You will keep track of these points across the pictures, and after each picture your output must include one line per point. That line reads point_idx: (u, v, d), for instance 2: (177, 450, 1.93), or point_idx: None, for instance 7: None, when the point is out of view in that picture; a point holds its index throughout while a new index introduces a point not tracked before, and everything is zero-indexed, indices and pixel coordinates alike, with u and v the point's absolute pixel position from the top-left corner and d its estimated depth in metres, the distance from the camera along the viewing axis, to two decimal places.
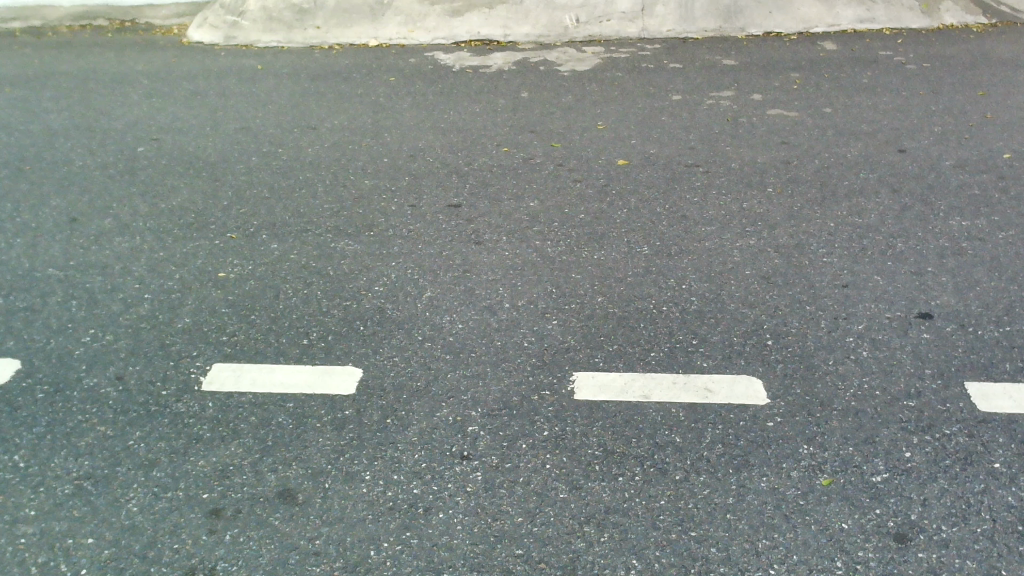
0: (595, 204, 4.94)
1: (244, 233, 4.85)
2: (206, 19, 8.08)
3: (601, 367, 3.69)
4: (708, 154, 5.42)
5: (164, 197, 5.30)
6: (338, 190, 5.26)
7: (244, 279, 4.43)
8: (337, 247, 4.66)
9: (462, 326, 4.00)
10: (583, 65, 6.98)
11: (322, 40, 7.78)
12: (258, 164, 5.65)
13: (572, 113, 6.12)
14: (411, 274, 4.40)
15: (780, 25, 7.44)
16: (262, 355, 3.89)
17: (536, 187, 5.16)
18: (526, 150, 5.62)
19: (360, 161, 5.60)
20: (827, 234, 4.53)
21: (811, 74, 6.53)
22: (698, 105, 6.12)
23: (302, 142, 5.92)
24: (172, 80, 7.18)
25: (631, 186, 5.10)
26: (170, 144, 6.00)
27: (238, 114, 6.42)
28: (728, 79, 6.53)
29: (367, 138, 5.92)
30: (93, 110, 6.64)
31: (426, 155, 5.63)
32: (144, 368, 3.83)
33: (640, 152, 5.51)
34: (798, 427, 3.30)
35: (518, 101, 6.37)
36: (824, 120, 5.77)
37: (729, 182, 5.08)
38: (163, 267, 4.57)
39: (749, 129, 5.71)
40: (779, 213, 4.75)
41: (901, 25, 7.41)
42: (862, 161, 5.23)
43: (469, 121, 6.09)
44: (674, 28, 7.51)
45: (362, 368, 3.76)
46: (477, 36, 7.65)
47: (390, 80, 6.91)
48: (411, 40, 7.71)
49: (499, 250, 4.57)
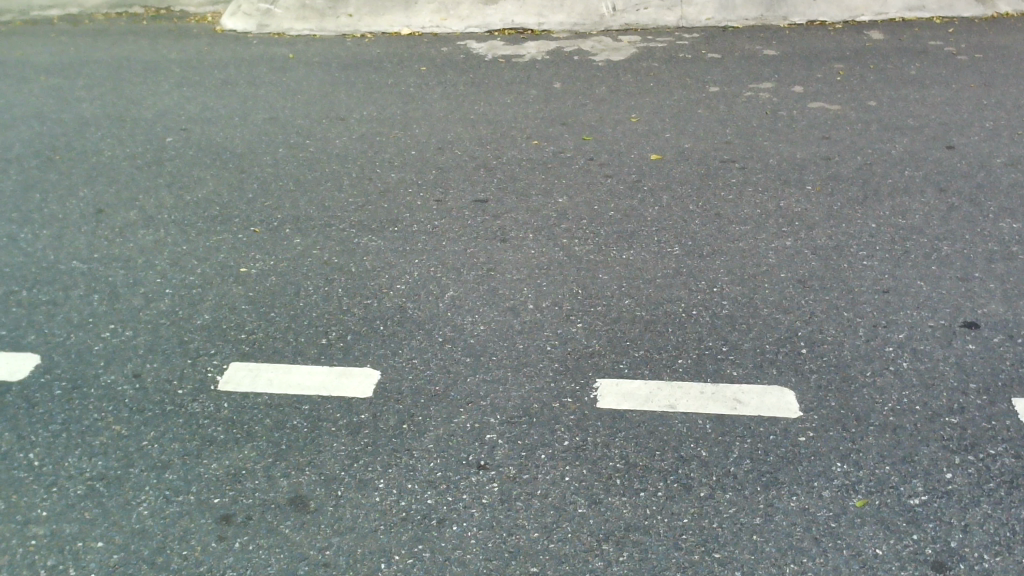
0: (626, 201, 4.79)
1: (267, 227, 4.79)
2: (239, 7, 8.04)
3: (626, 373, 3.56)
4: (745, 149, 5.23)
5: (189, 188, 5.26)
6: (363, 183, 5.17)
7: (266, 275, 4.37)
8: (361, 242, 4.58)
9: (484, 327, 3.89)
10: (618, 55, 6.80)
11: (354, 29, 7.69)
12: (285, 155, 5.59)
13: (605, 105, 5.96)
14: (434, 272, 4.29)
15: (825, 14, 7.18)
16: (280, 354, 3.82)
17: (565, 182, 5.02)
18: (556, 143, 5.48)
19: (387, 153, 5.50)
20: (868, 235, 4.33)
21: (856, 65, 6.28)
22: (736, 98, 5.92)
23: (330, 133, 5.84)
24: (204, 69, 7.15)
25: (664, 183, 4.93)
26: (198, 134, 5.97)
27: (268, 105, 6.37)
28: (768, 70, 6.31)
29: (396, 129, 5.83)
30: (125, 99, 6.64)
31: (455, 147, 5.52)
32: (161, 365, 3.79)
33: (674, 146, 5.34)
34: (832, 442, 3.14)
35: (550, 92, 6.22)
36: (868, 114, 5.54)
37: (766, 179, 4.89)
38: (185, 261, 4.53)
39: (789, 123, 5.50)
40: (818, 212, 4.55)
41: (953, 13, 7.09)
42: (907, 158, 5.00)
43: (499, 113, 5.96)
44: (713, 16, 7.29)
45: (381, 371, 3.67)
46: (511, 25, 7.50)
47: (421, 70, 6.80)
48: (443, 29, 7.58)
49: (525, 247, 4.44)
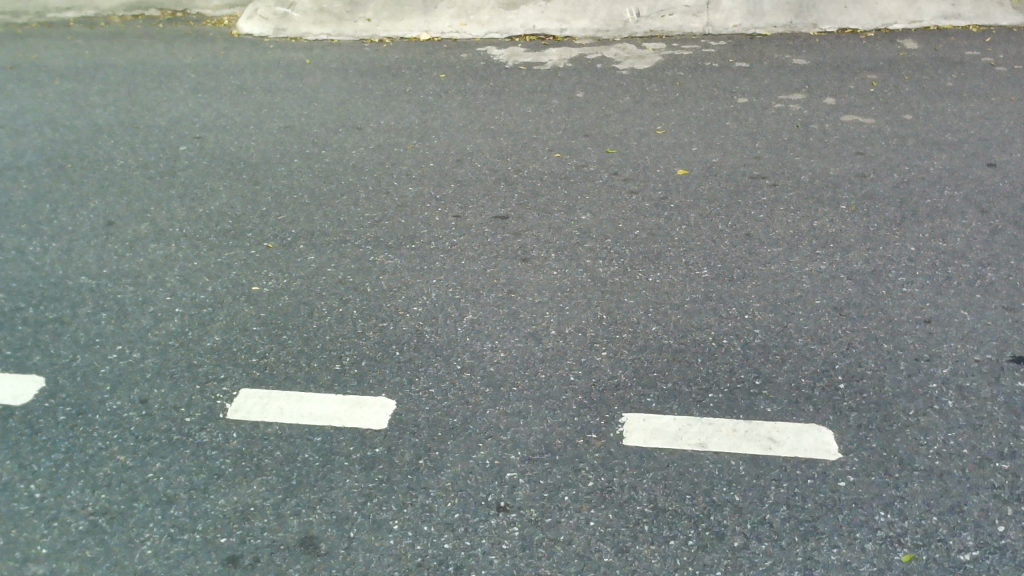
0: (652, 219, 4.61)
1: (281, 243, 4.64)
2: (256, 10, 7.93)
3: (654, 408, 3.39)
4: (775, 164, 5.04)
5: (201, 200, 5.12)
6: (380, 197, 5.02)
7: (278, 294, 4.22)
8: (376, 260, 4.42)
9: (504, 355, 3.72)
10: (642, 63, 6.61)
11: (372, 33, 7.56)
12: (299, 166, 5.44)
13: (630, 116, 5.78)
14: (452, 293, 4.13)
15: (856, 22, 6.96)
16: (292, 381, 3.67)
17: (588, 198, 4.84)
18: (578, 157, 5.30)
19: (405, 165, 5.35)
20: (907, 259, 4.13)
21: (890, 75, 6.06)
22: (766, 109, 5.72)
23: (346, 143, 5.69)
24: (219, 74, 7.02)
25: (691, 200, 4.75)
26: (212, 143, 5.84)
27: (284, 112, 6.23)
28: (798, 80, 6.10)
29: (414, 140, 5.67)
30: (139, 105, 6.53)
31: (474, 160, 5.36)
32: (169, 392, 3.65)
33: (701, 160, 5.15)
34: (874, 488, 2.96)
35: (572, 102, 6.04)
36: (904, 128, 5.33)
37: (798, 197, 4.70)
38: (196, 278, 4.39)
39: (821, 137, 5.30)
40: (854, 233, 4.35)
41: (990, 21, 6.84)
42: (946, 177, 4.79)
43: (520, 123, 5.79)
44: (740, 23, 7.10)
45: (396, 401, 3.51)
46: (532, 30, 7.33)
47: (440, 77, 6.64)
48: (463, 34, 7.43)
49: (547, 268, 4.27)
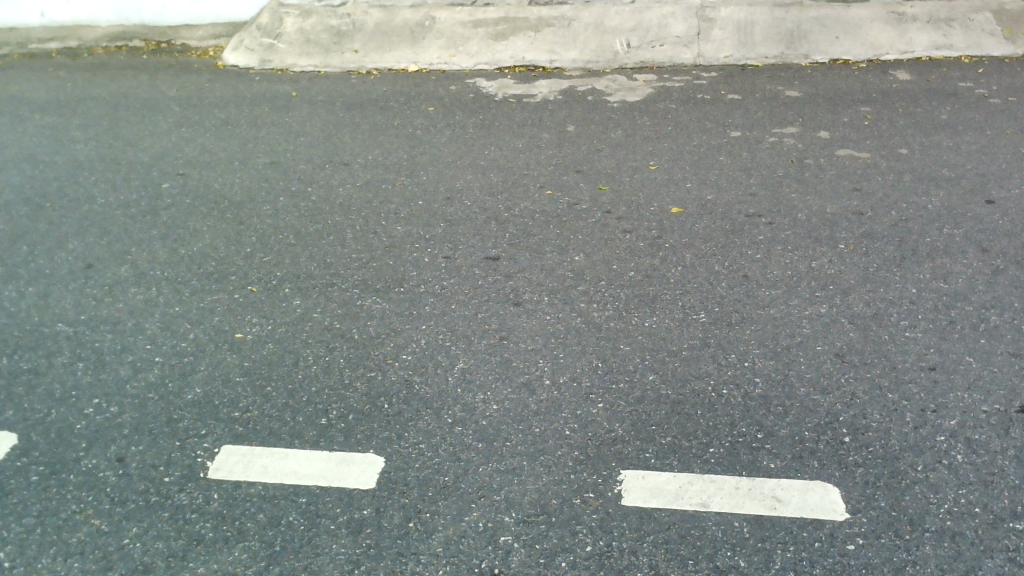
0: (646, 260, 4.51)
1: (265, 286, 4.51)
2: (242, 42, 7.87)
3: (653, 464, 3.26)
4: (771, 202, 4.95)
5: (184, 241, 4.99)
6: (368, 237, 4.90)
7: (262, 342, 4.08)
8: (364, 305, 4.30)
9: (497, 407, 3.59)
10: (633, 95, 6.54)
11: (360, 65, 7.48)
12: (285, 205, 5.32)
13: (622, 150, 5.69)
14: (442, 341, 4.01)
15: (847, 53, 6.92)
16: (275, 436, 3.52)
17: (581, 238, 4.74)
18: (570, 194, 5.20)
19: (393, 203, 5.23)
20: (908, 302, 4.03)
21: (884, 108, 6.00)
22: (759, 144, 5.64)
23: (333, 180, 5.58)
24: (204, 108, 6.91)
25: (687, 240, 4.65)
26: (195, 180, 5.71)
27: (269, 147, 6.12)
28: (791, 113, 6.03)
29: (403, 176, 5.56)
30: (121, 140, 6.40)
31: (464, 197, 5.25)
32: (147, 449, 3.50)
33: (695, 197, 5.06)
34: (884, 552, 2.85)
35: (563, 136, 5.95)
36: (900, 163, 5.25)
37: (795, 235, 4.60)
38: (177, 325, 4.25)
39: (816, 173, 5.22)
40: (853, 274, 4.26)
41: (982, 52, 6.81)
42: (944, 214, 4.71)
43: (510, 159, 5.69)
44: (731, 54, 7.05)
45: (384, 457, 3.37)
46: (521, 62, 7.27)
47: (428, 110, 6.54)
48: (452, 65, 7.36)
49: (540, 313, 4.15)
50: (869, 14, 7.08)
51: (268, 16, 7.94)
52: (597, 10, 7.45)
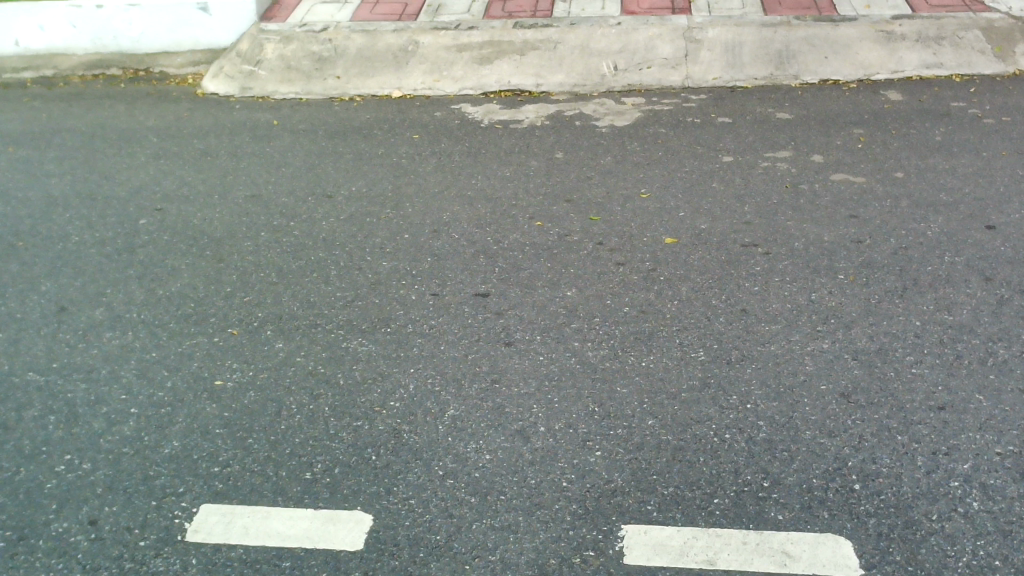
0: (642, 294, 4.37)
1: (246, 328, 4.35)
2: (222, 69, 7.73)
3: (655, 518, 3.11)
4: (767, 230, 4.82)
5: (162, 281, 4.81)
6: (353, 273, 4.75)
7: (243, 389, 3.91)
8: (350, 347, 4.14)
9: (490, 458, 3.42)
10: (622, 119, 6.43)
11: (342, 91, 7.32)
12: (267, 240, 5.16)
13: (613, 178, 5.56)
14: (432, 386, 3.85)
15: (837, 73, 6.83)
16: (257, 493, 3.35)
17: (573, 272, 4.60)
18: (561, 225, 5.06)
19: (379, 237, 5.08)
20: (913, 335, 3.90)
21: (876, 130, 5.91)
22: (752, 169, 5.53)
23: (317, 213, 5.42)
24: (182, 138, 6.74)
25: (682, 272, 4.52)
26: (174, 215, 5.54)
27: (250, 179, 5.95)
28: (783, 136, 5.93)
29: (388, 209, 5.40)
30: (97, 173, 6.22)
31: (452, 230, 5.10)
32: (121, 510, 3.31)
33: (689, 227, 4.93)
34: None
35: (552, 164, 5.82)
36: (897, 188, 5.14)
37: (794, 266, 4.48)
38: (154, 372, 4.07)
39: (812, 199, 5.10)
40: (855, 307, 4.13)
41: (973, 70, 6.73)
42: (944, 241, 4.59)
43: (498, 188, 5.55)
44: (720, 76, 6.96)
45: (372, 515, 3.20)
46: (507, 86, 7.13)
47: (413, 137, 6.40)
48: (436, 90, 7.20)
49: (533, 353, 4.00)
50: (857, 32, 7.07)
51: (248, 42, 7.86)
52: (582, 32, 7.40)
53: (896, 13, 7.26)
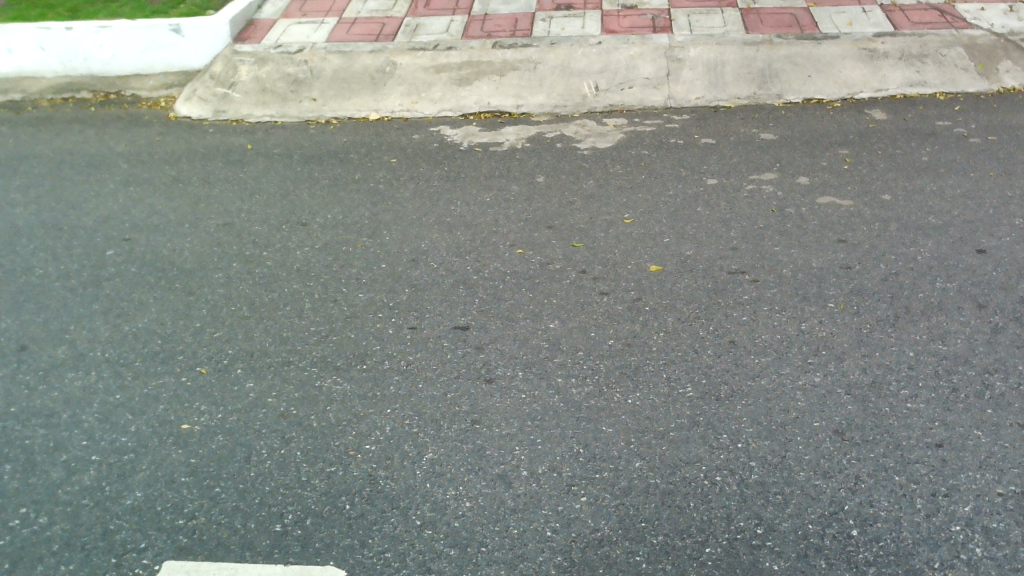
0: (627, 325, 4.23)
1: (216, 367, 4.16)
2: (195, 91, 7.56)
3: (644, 569, 2.95)
4: (754, 257, 4.70)
5: (128, 316, 4.62)
6: (328, 306, 4.58)
7: (211, 433, 3.73)
8: (324, 386, 3.97)
9: (470, 505, 3.26)
10: (604, 141, 6.31)
11: (318, 113, 7.16)
12: (239, 271, 4.98)
13: (595, 202, 5.43)
14: (409, 427, 3.68)
15: (821, 92, 6.75)
16: (224, 548, 3.17)
17: (556, 302, 4.45)
18: (542, 252, 4.91)
19: (354, 267, 4.92)
20: (907, 367, 3.78)
21: (862, 150, 5.82)
22: (737, 192, 5.41)
23: (291, 243, 5.25)
24: (153, 163, 6.55)
25: (668, 301, 4.38)
26: (142, 245, 5.35)
27: (223, 207, 5.77)
28: (768, 158, 5.82)
29: (365, 237, 5.24)
30: (64, 202, 6.02)
31: (431, 259, 4.94)
32: (78, 568, 3.12)
33: (674, 253, 4.79)
34: None
35: (533, 188, 5.68)
36: (885, 210, 5.04)
37: (782, 294, 4.35)
38: (118, 416, 3.88)
39: (799, 223, 4.98)
40: (846, 337, 4.00)
41: (957, 88, 6.66)
42: (935, 266, 4.48)
43: (478, 214, 5.40)
44: (703, 95, 6.86)
45: (346, 571, 3.03)
46: (487, 107, 7.00)
47: (391, 161, 6.25)
48: (415, 112, 7.05)
49: (514, 390, 3.85)
50: (839, 50, 7.00)
51: (222, 64, 7.69)
52: (562, 52, 7.29)
53: (878, 31, 7.20)
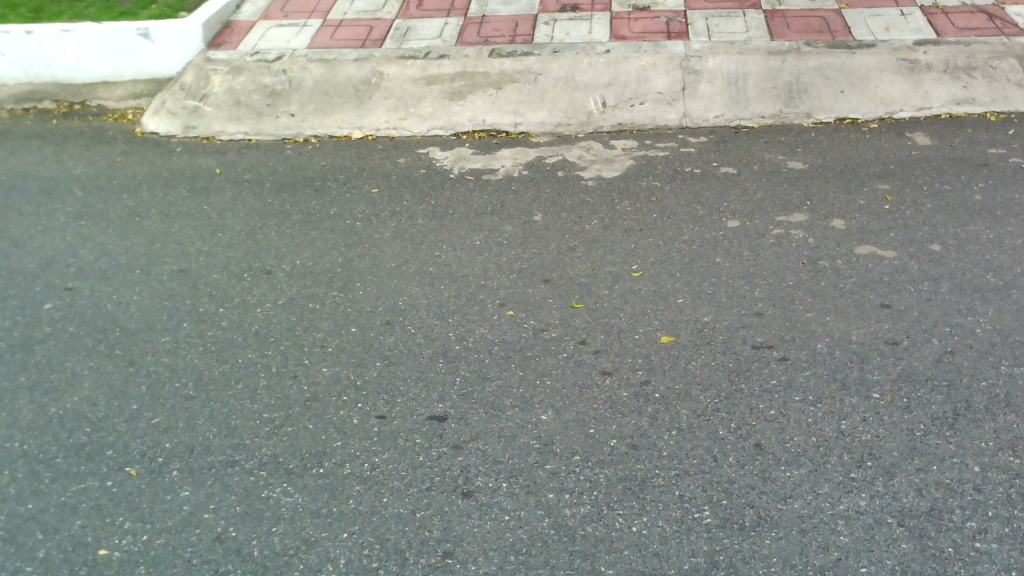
0: (632, 419, 3.57)
1: (148, 467, 3.54)
2: (164, 103, 6.90)
3: None
4: (783, 326, 4.03)
5: (56, 394, 4.01)
6: (285, 384, 3.94)
7: (132, 564, 3.12)
8: (271, 498, 3.34)
9: None
10: (610, 169, 5.61)
11: (296, 131, 6.49)
12: (189, 334, 4.35)
13: (599, 249, 4.75)
14: (368, 559, 3.06)
15: (854, 110, 6.02)
16: None
17: (550, 384, 3.80)
18: (536, 315, 4.26)
19: (320, 331, 4.27)
20: (972, 488, 3.11)
21: (904, 185, 5.10)
22: (763, 238, 4.72)
23: (251, 297, 4.60)
24: (111, 190, 5.91)
25: (681, 386, 3.72)
26: (85, 298, 4.73)
27: (180, 248, 5.14)
28: (796, 193, 5.12)
29: (335, 291, 4.59)
30: (6, 239, 5.40)
31: (408, 321, 4.30)
32: None
33: (688, 320, 4.12)
34: None
35: (528, 229, 5.00)
36: (935, 266, 4.35)
37: (817, 379, 3.68)
38: (26, 536, 3.27)
39: (834, 281, 4.30)
40: (895, 442, 3.33)
41: (1010, 106, 5.91)
42: (998, 343, 3.80)
43: (465, 263, 4.74)
44: (722, 113, 6.14)
45: None
46: (482, 125, 6.30)
47: (372, 192, 5.58)
48: (402, 130, 6.37)
49: (496, 509, 3.21)
50: (877, 62, 6.24)
51: (193, 74, 7.03)
52: (566, 61, 6.57)
53: (919, 39, 6.44)
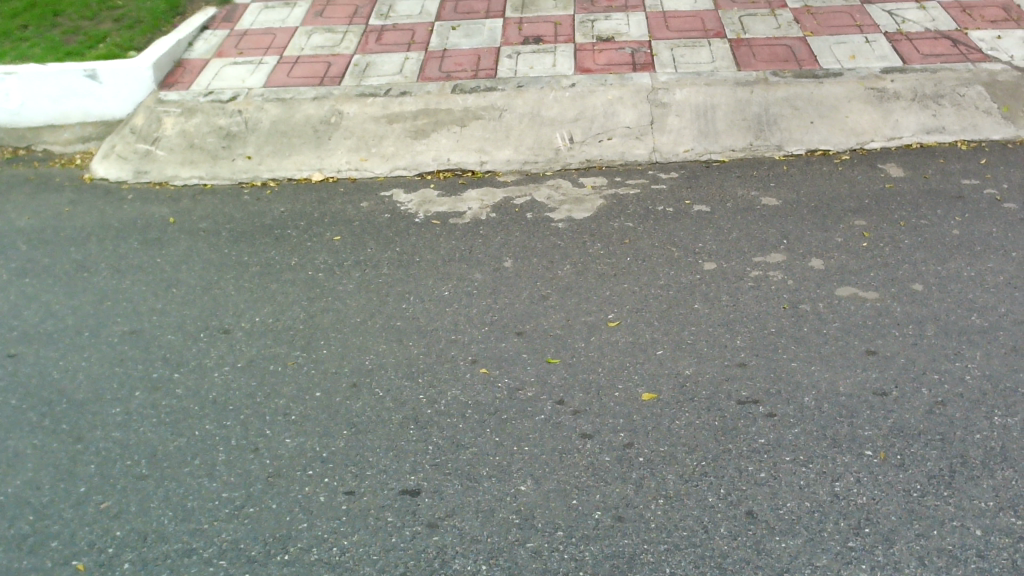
0: (616, 487, 3.38)
1: (98, 561, 3.28)
2: (113, 147, 6.61)
3: None
4: (768, 377, 3.87)
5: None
6: (245, 458, 3.69)
7: None
8: None
9: None
10: (580, 209, 5.45)
11: (254, 174, 6.24)
12: (141, 404, 4.08)
13: (573, 297, 4.57)
14: None
15: (826, 141, 5.92)
16: None
17: (528, 451, 3.59)
18: (511, 372, 4.06)
19: (282, 397, 4.03)
20: (974, 557, 2.98)
21: (881, 221, 5.00)
22: (741, 280, 4.57)
23: (208, 360, 4.34)
24: (58, 244, 5.61)
25: (666, 448, 3.54)
26: (29, 366, 4.44)
27: (131, 306, 4.86)
28: (772, 232, 4.99)
29: (298, 351, 4.35)
30: None
31: (375, 382, 4.07)
32: None
33: (669, 374, 3.95)
34: None
35: (499, 277, 4.81)
36: (919, 307, 4.23)
37: (807, 436, 3.52)
38: None
39: (817, 326, 4.16)
40: (893, 506, 3.18)
41: (980, 134, 5.85)
42: (989, 391, 3.67)
43: (434, 316, 4.53)
44: (691, 147, 6.02)
45: None
46: (446, 164, 6.11)
47: (334, 239, 5.35)
48: (364, 172, 6.14)
49: None
50: (844, 91, 6.19)
51: (144, 116, 6.76)
52: (531, 96, 6.42)
53: (886, 66, 6.39)
